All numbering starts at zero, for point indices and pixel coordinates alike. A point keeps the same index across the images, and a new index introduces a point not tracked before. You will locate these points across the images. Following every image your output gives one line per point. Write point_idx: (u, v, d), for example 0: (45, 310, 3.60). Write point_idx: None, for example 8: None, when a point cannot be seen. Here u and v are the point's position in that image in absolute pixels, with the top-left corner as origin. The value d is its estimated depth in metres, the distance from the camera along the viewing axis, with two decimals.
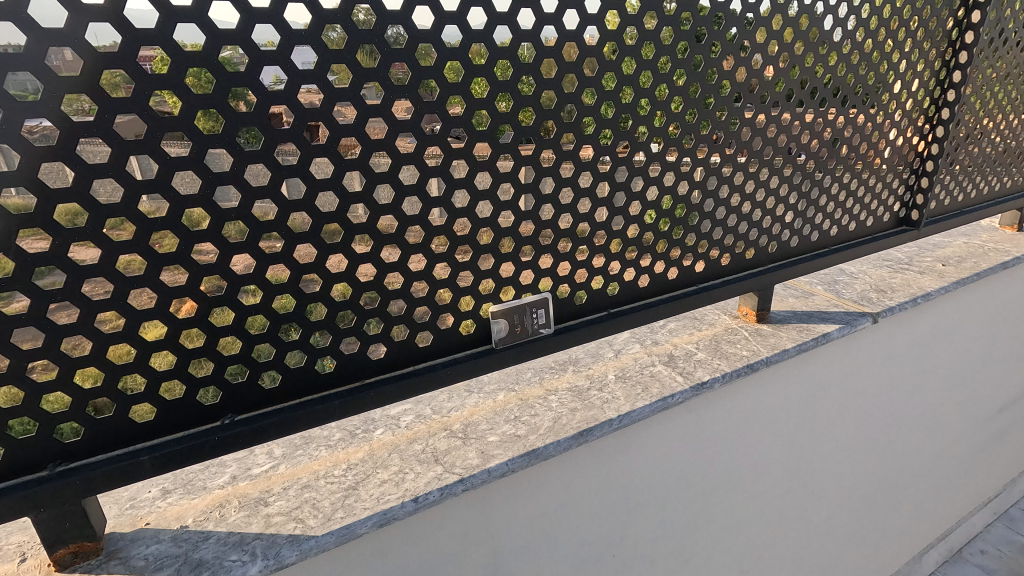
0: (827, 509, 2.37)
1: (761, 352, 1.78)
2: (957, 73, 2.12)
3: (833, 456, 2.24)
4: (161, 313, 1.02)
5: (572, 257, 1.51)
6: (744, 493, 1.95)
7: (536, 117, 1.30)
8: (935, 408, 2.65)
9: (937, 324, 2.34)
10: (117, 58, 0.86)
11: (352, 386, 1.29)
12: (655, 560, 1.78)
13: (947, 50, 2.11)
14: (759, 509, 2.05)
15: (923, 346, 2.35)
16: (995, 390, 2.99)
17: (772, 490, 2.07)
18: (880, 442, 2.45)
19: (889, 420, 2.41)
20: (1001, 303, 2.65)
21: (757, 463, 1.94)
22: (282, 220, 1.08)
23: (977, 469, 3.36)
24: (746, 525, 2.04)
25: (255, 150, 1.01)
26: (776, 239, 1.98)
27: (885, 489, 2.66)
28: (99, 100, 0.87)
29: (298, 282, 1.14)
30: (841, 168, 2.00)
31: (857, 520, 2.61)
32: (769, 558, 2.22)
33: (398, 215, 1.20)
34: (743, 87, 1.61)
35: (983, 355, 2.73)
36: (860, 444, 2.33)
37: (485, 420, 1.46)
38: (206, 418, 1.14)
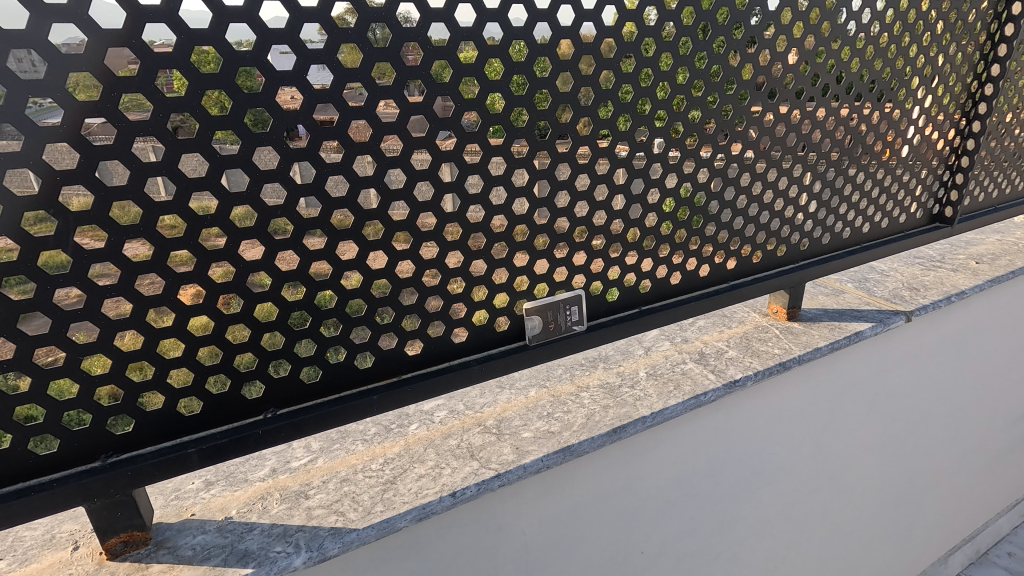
0: (854, 508, 2.33)
1: (793, 350, 1.76)
2: (996, 66, 2.07)
3: (862, 455, 2.21)
4: (209, 308, 1.04)
5: (606, 255, 1.51)
6: (772, 491, 1.93)
7: (573, 114, 1.29)
8: (966, 407, 2.61)
9: (970, 323, 2.30)
10: (172, 59, 0.88)
11: (390, 381, 1.31)
12: (683, 559, 1.78)
13: (985, 42, 2.06)
14: (786, 507, 2.03)
15: (956, 345, 2.31)
16: None
17: (800, 489, 2.05)
18: (909, 442, 2.42)
19: (919, 419, 2.38)
20: None
21: (785, 461, 1.92)
22: (326, 216, 1.09)
23: (1006, 472, 3.30)
24: (773, 523, 2.02)
25: (303, 148, 1.02)
26: (808, 235, 1.95)
27: (914, 491, 2.62)
28: (154, 101, 0.89)
29: (340, 279, 1.15)
30: (875, 164, 1.97)
31: (883, 520, 2.57)
32: (794, 557, 2.20)
33: (438, 213, 1.21)
34: (779, 81, 1.58)
35: (1015, 355, 2.67)
36: (889, 443, 2.30)
37: (519, 416, 1.47)
38: (250, 412, 1.16)
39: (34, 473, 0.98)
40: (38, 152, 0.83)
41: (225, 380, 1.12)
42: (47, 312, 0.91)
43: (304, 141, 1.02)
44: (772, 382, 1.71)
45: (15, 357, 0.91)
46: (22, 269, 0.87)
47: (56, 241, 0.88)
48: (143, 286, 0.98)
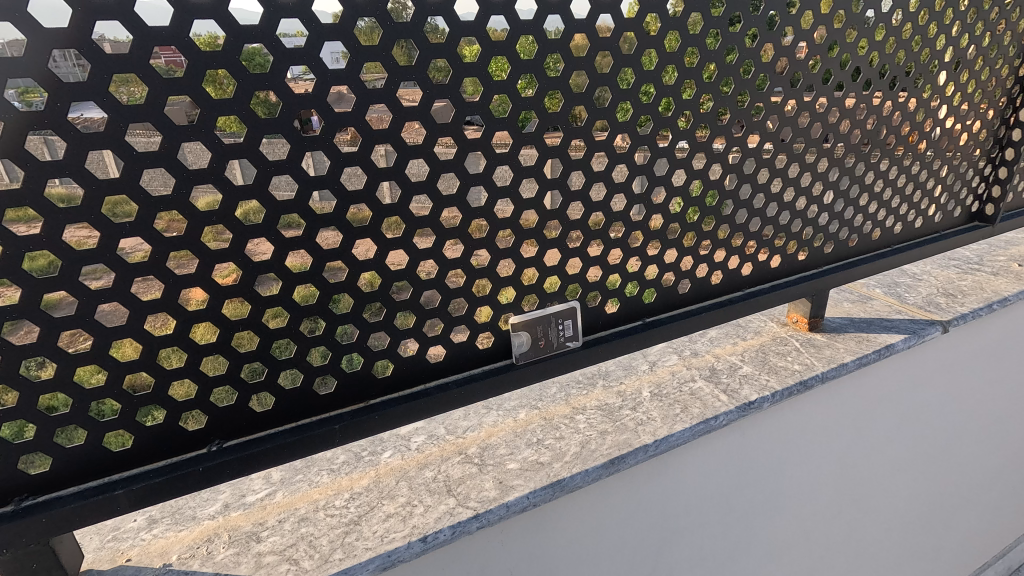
0: (881, 532, 2.14)
1: (816, 366, 1.58)
2: None
3: (890, 476, 2.01)
4: (134, 330, 0.89)
5: (605, 262, 1.34)
6: (789, 518, 1.75)
7: (564, 103, 1.13)
8: (1005, 423, 2.39)
9: (1011, 332, 2.09)
10: (70, 36, 0.72)
11: (356, 407, 1.15)
12: None
13: None
14: (804, 534, 1.85)
15: (995, 356, 2.10)
16: None
17: (821, 514, 1.86)
18: (942, 461, 2.21)
19: (954, 437, 2.17)
20: None
21: (805, 486, 1.73)
22: (272, 223, 0.93)
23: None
24: (791, 551, 1.84)
25: (240, 144, 0.87)
26: (833, 237, 1.76)
27: (948, 514, 2.41)
28: (45, 86, 0.72)
29: (292, 294, 1.00)
30: (910, 157, 1.79)
31: (911, 543, 2.37)
32: None
33: (406, 218, 1.05)
34: (805, 65, 1.40)
35: None
36: (920, 464, 2.11)
37: (505, 444, 1.31)
38: (191, 446, 1.01)
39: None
40: None
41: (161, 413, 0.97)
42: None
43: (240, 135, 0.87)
44: (792, 403, 1.54)
45: None
46: None
47: None
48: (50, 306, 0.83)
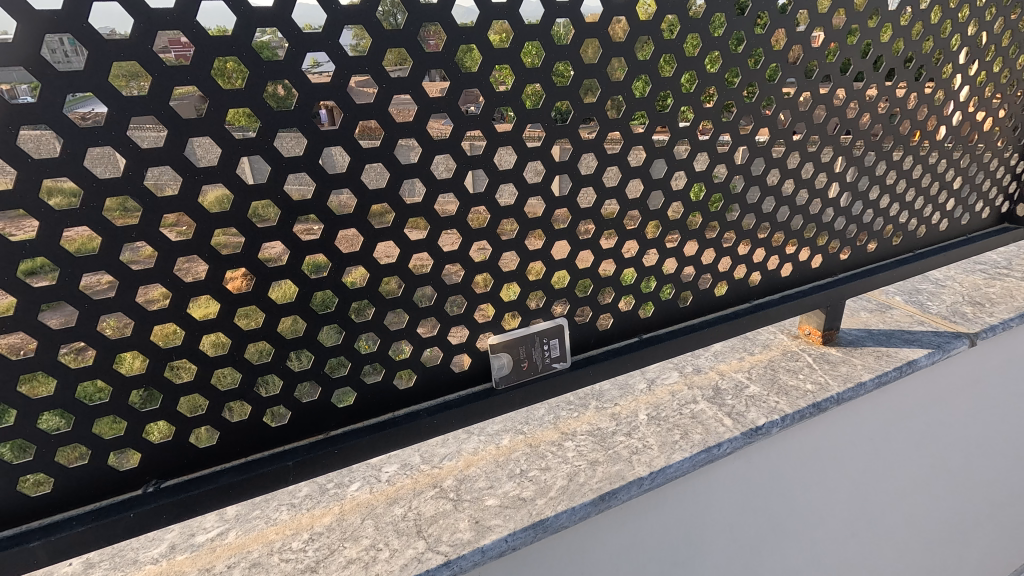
0: None
1: (831, 386, 1.44)
2: None
3: None
4: (44, 364, 0.77)
5: (596, 274, 1.21)
6: None
7: (545, 97, 1.00)
8: None
9: None
10: None
11: (314, 440, 1.02)
12: None
13: None
14: None
15: None
16: None
17: None
18: None
19: None
20: None
21: None
22: (204, 238, 0.81)
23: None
24: None
25: (158, 151, 0.74)
26: (850, 242, 1.61)
27: None
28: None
29: (233, 318, 0.88)
30: (935, 153, 1.64)
31: None
32: None
33: (365, 230, 0.93)
34: (822, 52, 1.26)
35: None
36: (979, 503, 1.85)
37: (484, 475, 1.19)
38: (122, 488, 0.90)
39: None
40: None
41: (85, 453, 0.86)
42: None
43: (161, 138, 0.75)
44: (806, 429, 1.39)
45: None
46: None
47: None
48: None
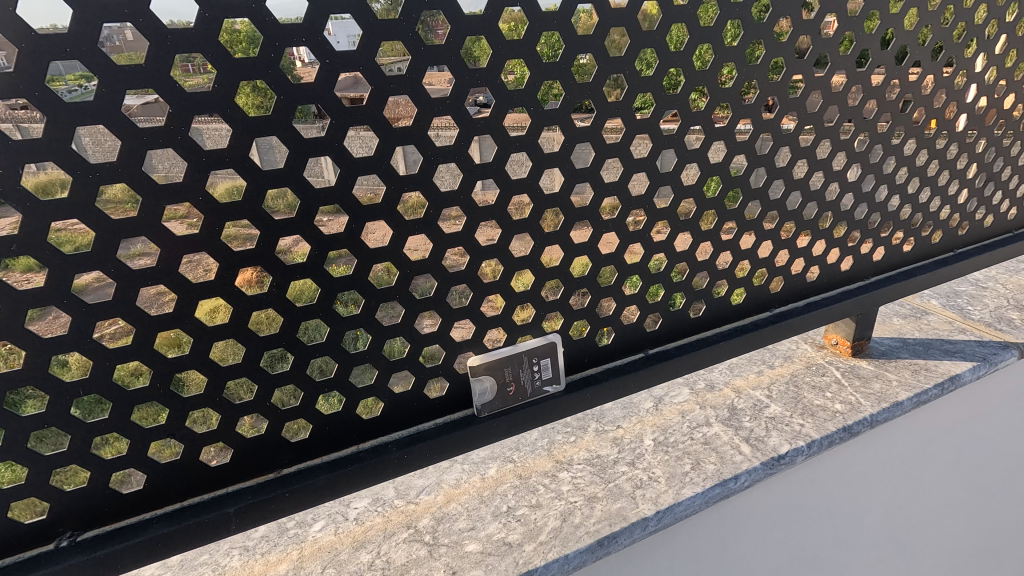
0: None
1: (863, 406, 1.27)
2: None
3: None
4: None
5: (594, 283, 1.05)
6: None
7: (530, 76, 0.84)
8: None
9: None
10: None
11: (262, 482, 0.87)
12: None
13: None
14: None
15: None
16: None
17: None
18: None
19: None
20: None
21: None
22: (109, 250, 0.67)
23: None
24: None
25: (40, 145, 0.61)
26: (885, 242, 1.43)
27: None
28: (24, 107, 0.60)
29: (155, 343, 0.74)
30: (983, 140, 1.46)
31: None
32: None
33: (311, 237, 0.78)
34: (860, 22, 1.09)
35: None
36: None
37: (466, 514, 1.04)
38: (29, 543, 0.76)
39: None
40: None
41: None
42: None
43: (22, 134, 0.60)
44: (836, 458, 1.22)
45: None
46: None
47: None
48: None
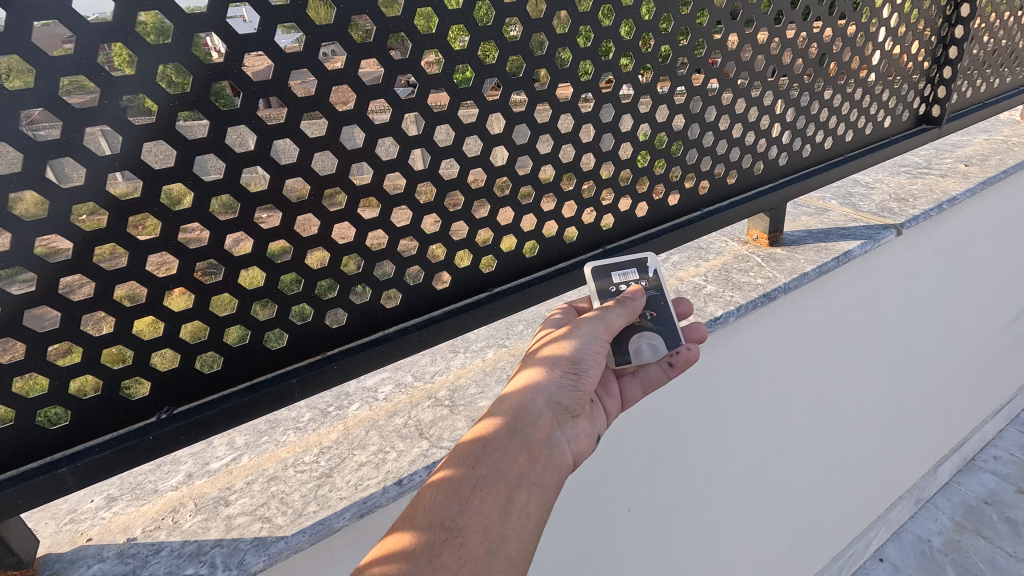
0: (827, 430, 2.34)
1: (778, 279, 1.60)
2: (966, 7, 1.94)
3: (837, 376, 2.16)
4: (42, 301, 0.78)
5: (558, 189, 1.28)
6: (749, 421, 1.87)
7: (495, 15, 1.02)
8: (932, 325, 2.61)
9: (944, 236, 2.21)
10: None
11: (314, 360, 1.08)
12: (661, 501, 1.73)
13: (947, 7, 1.97)
14: (765, 434, 1.99)
15: (930, 260, 2.24)
16: (985, 308, 3.00)
17: (778, 414, 2.00)
18: (879, 362, 2.41)
19: (891, 339, 2.37)
20: (1005, 210, 2.53)
21: (764, 391, 1.84)
22: (187, 166, 0.82)
23: (976, 370, 3.38)
24: (752, 454, 1.98)
25: (102, 77, 0.73)
26: (787, 150, 1.75)
27: (881, 409, 2.67)
28: (230, 76, 0.81)
29: (223, 245, 0.90)
30: (853, 84, 1.79)
31: (855, 438, 2.62)
32: (774, 481, 2.21)
33: (338, 152, 0.95)
34: (725, 11, 1.35)
35: (984, 264, 2.66)
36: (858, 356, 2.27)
37: (474, 383, 1.30)
38: (137, 415, 0.94)
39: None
40: None
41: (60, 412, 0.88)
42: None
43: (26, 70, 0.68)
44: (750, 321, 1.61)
45: None
46: None
47: None
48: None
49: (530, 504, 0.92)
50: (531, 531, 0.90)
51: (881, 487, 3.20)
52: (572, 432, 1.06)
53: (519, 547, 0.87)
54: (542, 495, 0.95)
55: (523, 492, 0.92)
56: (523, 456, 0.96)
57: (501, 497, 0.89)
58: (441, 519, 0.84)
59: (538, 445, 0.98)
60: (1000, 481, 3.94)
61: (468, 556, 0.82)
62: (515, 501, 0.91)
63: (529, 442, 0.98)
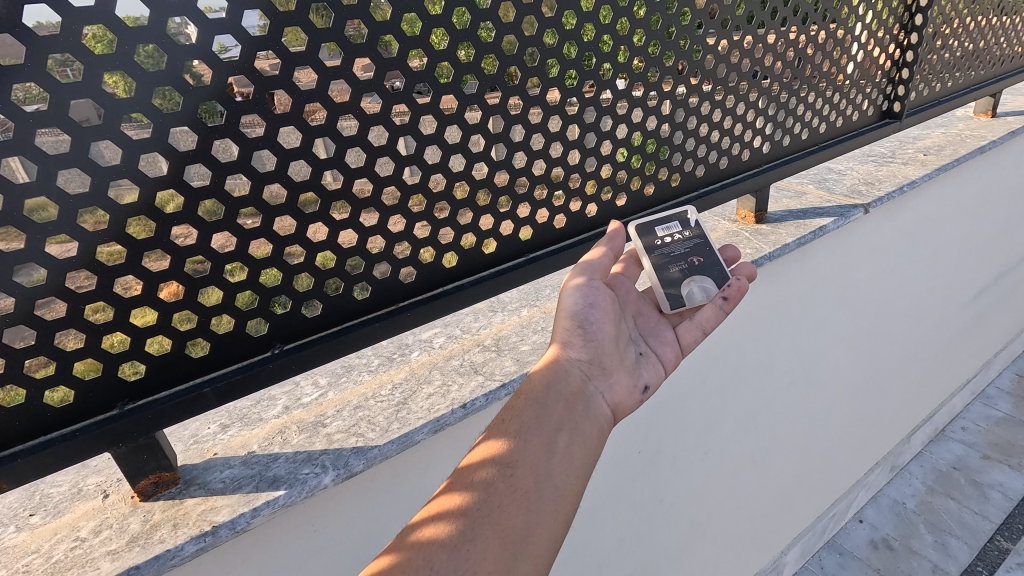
0: (805, 390, 2.65)
1: (765, 249, 1.87)
2: (919, 16, 2.25)
3: (811, 340, 2.48)
4: (203, 249, 1.04)
5: (583, 169, 1.58)
6: (732, 375, 2.20)
7: (537, 28, 1.30)
8: (902, 299, 2.91)
9: (908, 217, 2.51)
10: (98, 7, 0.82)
11: (389, 309, 1.34)
12: (661, 441, 2.02)
13: (903, 15, 2.27)
14: (748, 388, 2.31)
15: (897, 238, 2.54)
16: (950, 286, 3.32)
17: (759, 371, 2.31)
18: (854, 331, 2.70)
19: (863, 310, 2.66)
20: (963, 195, 2.84)
21: (745, 347, 2.16)
22: (308, 146, 1.09)
23: (942, 345, 3.70)
24: (737, 403, 2.30)
25: (256, 77, 0.99)
26: (770, 139, 2.04)
27: (856, 376, 2.98)
28: (347, 78, 1.09)
29: (329, 210, 1.17)
30: (824, 82, 2.08)
31: (833, 402, 2.92)
32: (758, 434, 2.51)
33: (416, 136, 1.23)
34: (705, 14, 1.60)
35: (946, 244, 2.97)
36: (836, 323, 2.56)
37: (515, 333, 1.56)
38: (258, 350, 1.18)
39: (8, 443, 0.97)
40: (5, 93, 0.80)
41: (205, 344, 1.13)
42: (2, 288, 0.88)
43: (208, 77, 0.95)
44: None
45: (17, 311, 0.90)
46: (8, 221, 0.85)
47: (40, 188, 0.86)
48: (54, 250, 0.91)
49: (573, 445, 1.04)
50: (578, 465, 1.01)
51: (860, 453, 3.50)
52: (609, 384, 1.20)
53: (567, 478, 0.98)
54: (584, 437, 1.06)
55: (563, 436, 1.04)
56: (561, 407, 1.09)
57: (543, 439, 1.02)
58: (495, 460, 0.97)
59: (574, 396, 1.11)
60: (968, 449, 4.27)
61: (519, 487, 0.94)
62: (557, 444, 1.02)
63: (564, 395, 1.11)
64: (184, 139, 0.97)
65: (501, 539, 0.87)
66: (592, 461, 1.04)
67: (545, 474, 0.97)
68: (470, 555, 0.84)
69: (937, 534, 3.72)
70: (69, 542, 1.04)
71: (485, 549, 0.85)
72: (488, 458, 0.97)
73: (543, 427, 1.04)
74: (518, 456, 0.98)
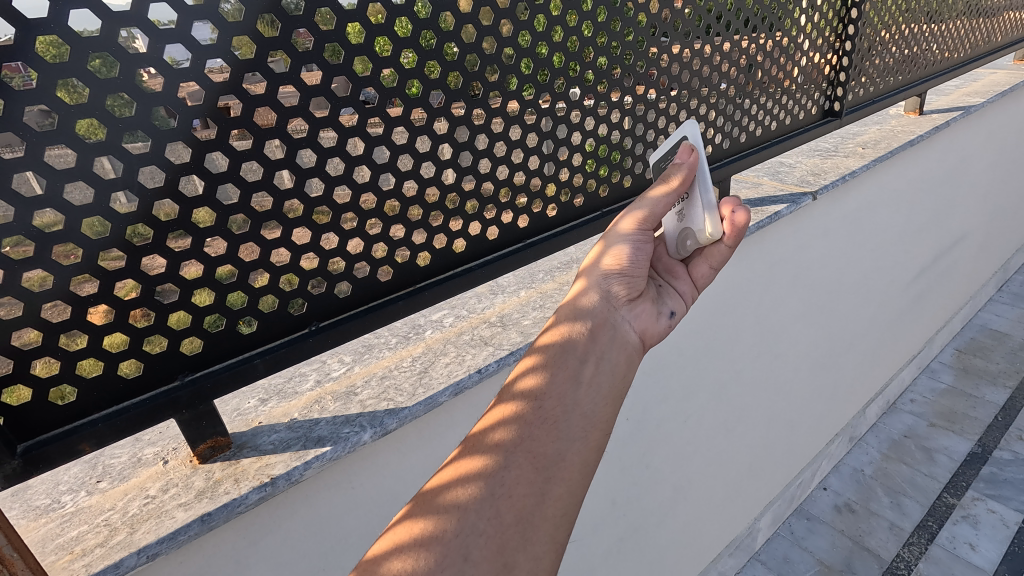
0: (770, 363, 2.93)
1: None
2: (851, 26, 2.57)
3: (774, 316, 2.76)
4: (254, 236, 1.19)
5: (570, 164, 1.79)
6: (705, 349, 2.45)
7: (531, 41, 1.49)
8: (851, 278, 3.23)
9: (852, 203, 2.82)
10: (175, 31, 0.99)
11: (408, 290, 1.52)
12: (646, 410, 2.25)
13: (838, 25, 2.58)
14: (720, 361, 2.56)
15: (843, 222, 2.85)
16: (893, 266, 3.68)
17: (729, 345, 2.57)
18: (811, 307, 3.00)
19: (818, 288, 2.96)
20: (899, 183, 3.19)
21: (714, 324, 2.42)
22: (342, 145, 1.26)
23: (889, 322, 4.07)
24: (711, 376, 2.55)
25: (302, 87, 1.16)
26: (729, 136, 2.30)
27: (814, 350, 3.28)
28: (375, 86, 1.26)
29: (358, 200, 1.33)
30: (773, 84, 2.36)
31: (795, 375, 3.21)
32: (731, 404, 2.77)
33: (432, 136, 1.41)
34: (670, 25, 1.85)
35: (887, 228, 3.31)
36: (794, 300, 2.84)
37: (516, 310, 1.75)
38: (298, 326, 1.34)
39: (86, 411, 1.09)
40: (100, 101, 0.95)
41: (254, 320, 1.27)
42: (88, 270, 1.01)
43: (262, 87, 1.11)
44: None
45: (101, 290, 1.04)
46: (99, 211, 0.99)
47: (124, 182, 1.01)
48: (133, 237, 1.05)
49: (599, 373, 1.13)
50: (603, 393, 1.11)
51: (822, 423, 3.81)
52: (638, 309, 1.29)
53: (595, 406, 1.08)
54: (608, 363, 1.15)
55: (589, 367, 1.12)
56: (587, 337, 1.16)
57: (569, 371, 1.10)
58: (525, 394, 1.06)
59: (600, 326, 1.19)
60: (917, 418, 4.67)
61: (548, 416, 1.03)
62: (583, 374, 1.11)
63: (591, 326, 1.18)
64: (239, 139, 1.12)
65: (532, 464, 0.98)
66: (618, 384, 1.13)
67: (572, 404, 1.06)
68: (504, 480, 0.95)
69: (893, 496, 4.08)
70: (141, 499, 1.17)
71: (518, 473, 0.96)
72: (518, 392, 1.06)
73: (569, 360, 1.12)
74: (546, 389, 1.07)
